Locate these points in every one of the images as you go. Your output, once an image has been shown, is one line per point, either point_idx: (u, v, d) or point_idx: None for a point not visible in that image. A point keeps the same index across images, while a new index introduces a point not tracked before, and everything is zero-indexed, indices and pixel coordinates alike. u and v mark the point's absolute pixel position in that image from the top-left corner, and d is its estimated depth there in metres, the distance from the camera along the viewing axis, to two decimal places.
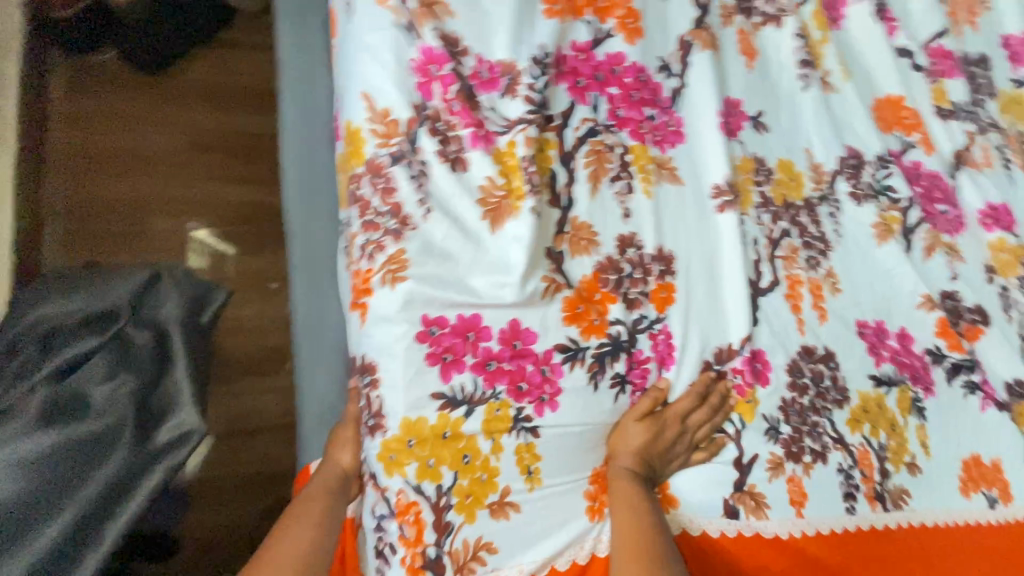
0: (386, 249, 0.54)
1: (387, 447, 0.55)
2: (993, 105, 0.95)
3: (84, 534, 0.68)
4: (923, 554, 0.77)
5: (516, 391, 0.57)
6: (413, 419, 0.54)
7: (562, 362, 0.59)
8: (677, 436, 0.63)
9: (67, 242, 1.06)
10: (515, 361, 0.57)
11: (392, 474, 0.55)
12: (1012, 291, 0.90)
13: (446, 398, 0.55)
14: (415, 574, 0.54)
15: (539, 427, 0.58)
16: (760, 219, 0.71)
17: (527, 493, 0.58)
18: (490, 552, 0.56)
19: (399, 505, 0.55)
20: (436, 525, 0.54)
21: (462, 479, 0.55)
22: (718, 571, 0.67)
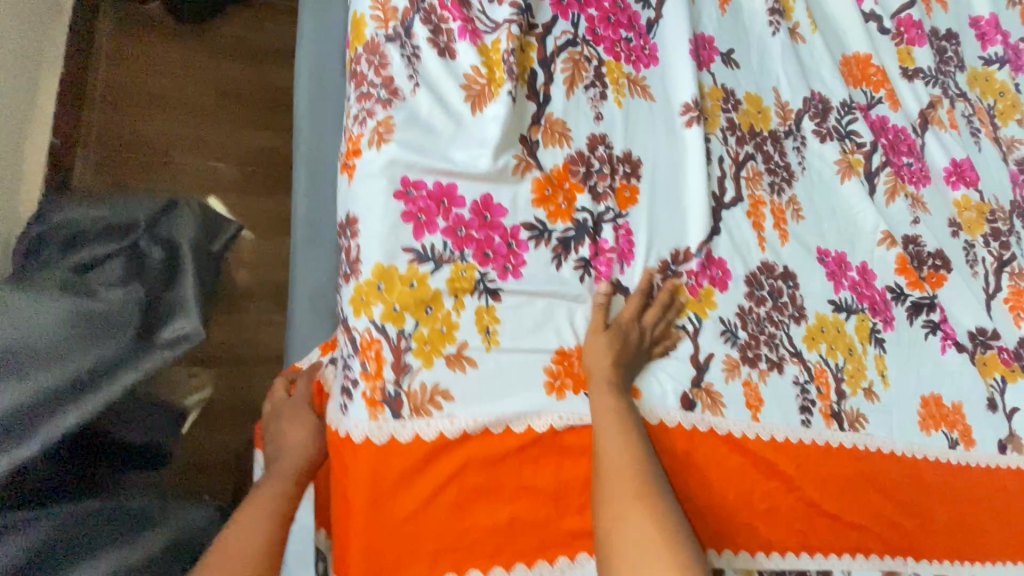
0: (376, 115, 0.61)
1: (358, 290, 0.59)
2: (961, 77, 1.01)
3: (61, 399, 0.70)
4: (880, 479, 0.80)
5: (482, 257, 0.63)
6: (386, 267, 0.59)
7: (528, 239, 0.65)
8: (638, 337, 0.67)
9: (98, 167, 1.14)
10: (484, 230, 0.63)
11: (359, 315, 0.59)
12: (976, 247, 0.95)
13: (416, 253, 0.60)
14: (374, 406, 0.58)
15: (500, 292, 0.63)
16: (726, 141, 0.77)
17: (485, 351, 0.62)
18: (445, 399, 0.60)
19: (362, 343, 0.59)
20: (395, 364, 0.59)
21: (423, 328, 0.60)
22: (675, 466, 0.69)
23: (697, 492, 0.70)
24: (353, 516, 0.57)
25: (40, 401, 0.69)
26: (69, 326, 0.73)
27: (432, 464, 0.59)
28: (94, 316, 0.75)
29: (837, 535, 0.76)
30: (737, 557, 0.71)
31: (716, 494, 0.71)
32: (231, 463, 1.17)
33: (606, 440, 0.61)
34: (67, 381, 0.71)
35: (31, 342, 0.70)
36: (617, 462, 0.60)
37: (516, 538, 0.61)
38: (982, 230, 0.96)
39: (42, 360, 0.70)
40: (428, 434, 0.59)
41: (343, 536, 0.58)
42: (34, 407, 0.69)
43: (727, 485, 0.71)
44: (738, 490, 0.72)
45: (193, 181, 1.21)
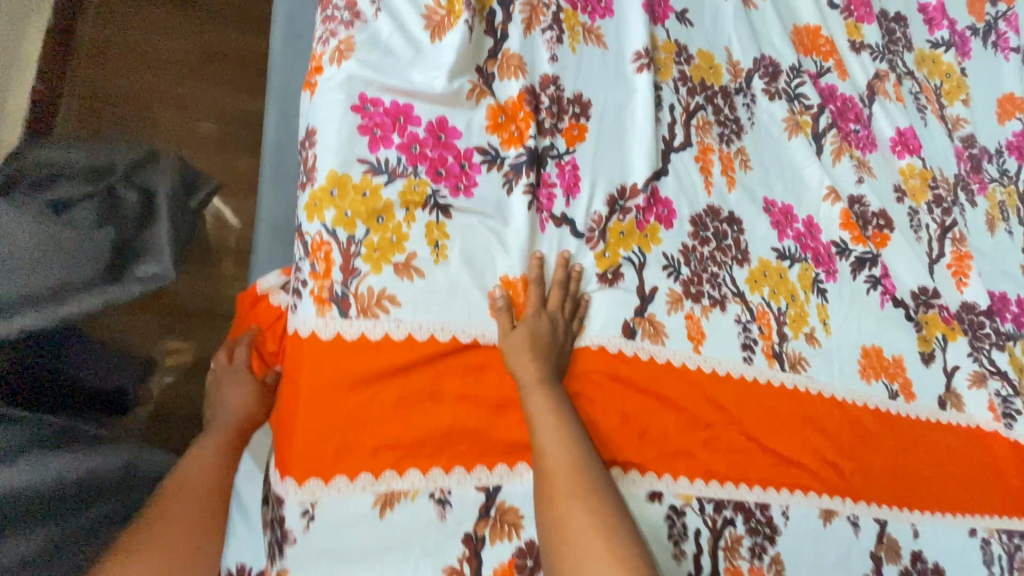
0: (338, 35, 0.64)
1: (312, 196, 0.61)
2: (909, 57, 1.07)
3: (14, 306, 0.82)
4: (819, 420, 0.82)
5: (435, 175, 0.65)
6: (340, 175, 0.60)
7: (481, 163, 0.68)
8: (550, 326, 0.66)
9: (80, 117, 1.18)
10: (437, 150, 0.65)
11: (311, 220, 0.61)
12: (920, 213, 0.99)
13: (370, 166, 0.62)
14: (321, 304, 0.59)
15: (450, 210, 0.65)
16: (677, 90, 0.81)
17: (433, 263, 0.64)
18: (393, 304, 0.61)
19: (313, 245, 0.60)
20: (344, 267, 0.60)
21: (374, 236, 0.61)
22: (619, 389, 0.71)
23: (639, 417, 0.71)
24: (295, 410, 0.58)
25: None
26: (41, 253, 0.85)
27: (375, 365, 0.60)
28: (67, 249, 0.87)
29: (776, 471, 0.78)
30: (676, 483, 0.71)
31: (658, 420, 0.72)
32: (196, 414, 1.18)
33: (544, 441, 0.61)
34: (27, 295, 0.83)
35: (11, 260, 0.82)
36: (562, 470, 0.60)
37: (457, 442, 0.62)
38: (926, 198, 1.00)
39: (7, 277, 0.82)
40: (375, 334, 0.60)
41: (285, 431, 0.59)
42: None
43: (669, 412, 0.73)
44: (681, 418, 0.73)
45: (174, 137, 1.24)
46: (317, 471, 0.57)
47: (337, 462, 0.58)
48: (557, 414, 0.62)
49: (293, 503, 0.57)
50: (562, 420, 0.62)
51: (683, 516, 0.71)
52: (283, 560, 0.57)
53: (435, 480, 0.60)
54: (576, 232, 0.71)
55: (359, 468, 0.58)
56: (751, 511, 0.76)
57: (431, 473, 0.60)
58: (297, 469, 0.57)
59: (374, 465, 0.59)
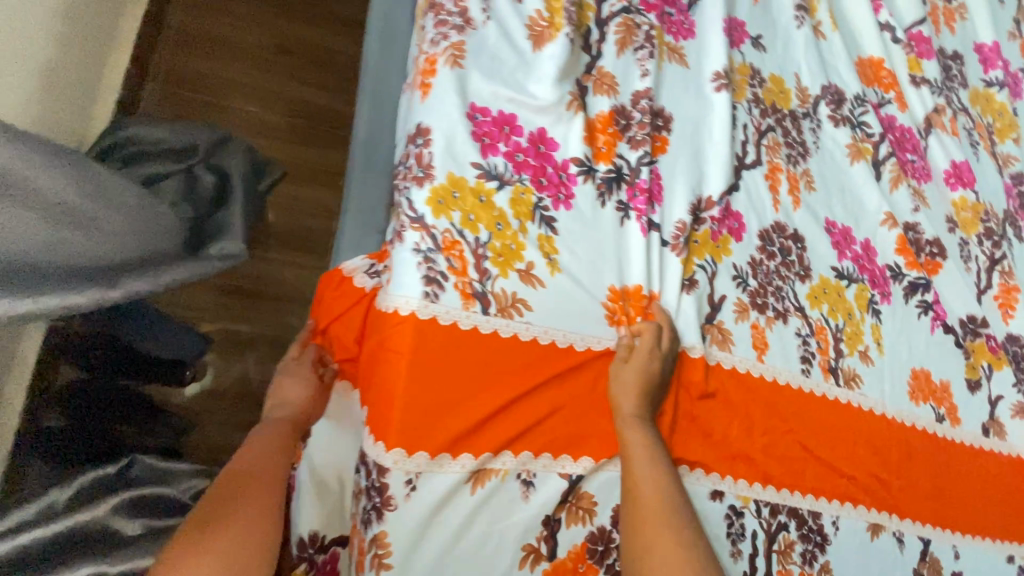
0: (450, 39, 0.69)
1: (436, 193, 0.66)
2: (964, 94, 1.11)
3: (120, 271, 0.70)
4: (870, 436, 0.85)
5: (538, 184, 0.70)
6: (458, 177, 0.67)
7: (577, 174, 0.72)
8: (660, 370, 0.69)
9: (161, 99, 1.24)
10: (539, 160, 0.71)
11: (440, 218, 0.66)
12: (970, 245, 1.02)
13: (483, 170, 0.68)
14: (466, 299, 0.65)
15: (556, 223, 0.71)
16: (751, 111, 0.85)
17: (550, 275, 0.69)
18: (524, 307, 0.67)
19: (445, 242, 0.66)
20: (476, 266, 0.66)
21: (495, 241, 0.68)
22: (694, 395, 0.74)
23: (705, 420, 0.75)
24: (399, 385, 0.61)
25: (92, 270, 0.67)
26: (148, 220, 0.76)
27: (484, 354, 0.65)
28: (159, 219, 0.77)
29: (829, 482, 0.81)
30: (736, 485, 0.74)
31: (722, 424, 0.75)
32: (249, 394, 1.22)
33: (635, 468, 0.65)
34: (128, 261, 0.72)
35: (118, 222, 0.71)
36: (647, 497, 0.63)
37: (549, 431, 0.67)
38: (977, 230, 1.03)
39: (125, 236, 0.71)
40: (486, 328, 0.65)
41: (384, 401, 0.61)
42: (84, 273, 0.66)
43: (733, 417, 0.76)
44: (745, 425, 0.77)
45: (245, 125, 1.29)
46: (419, 442, 0.61)
47: (438, 437, 0.62)
48: (648, 444, 0.66)
49: (398, 472, 0.60)
50: (652, 449, 0.66)
51: (741, 517, 0.74)
52: (380, 525, 0.59)
53: (523, 462, 0.65)
54: (663, 240, 0.75)
55: (462, 447, 0.62)
56: (804, 518, 0.78)
57: (520, 455, 0.65)
58: (391, 435, 0.60)
59: (473, 444, 0.63)
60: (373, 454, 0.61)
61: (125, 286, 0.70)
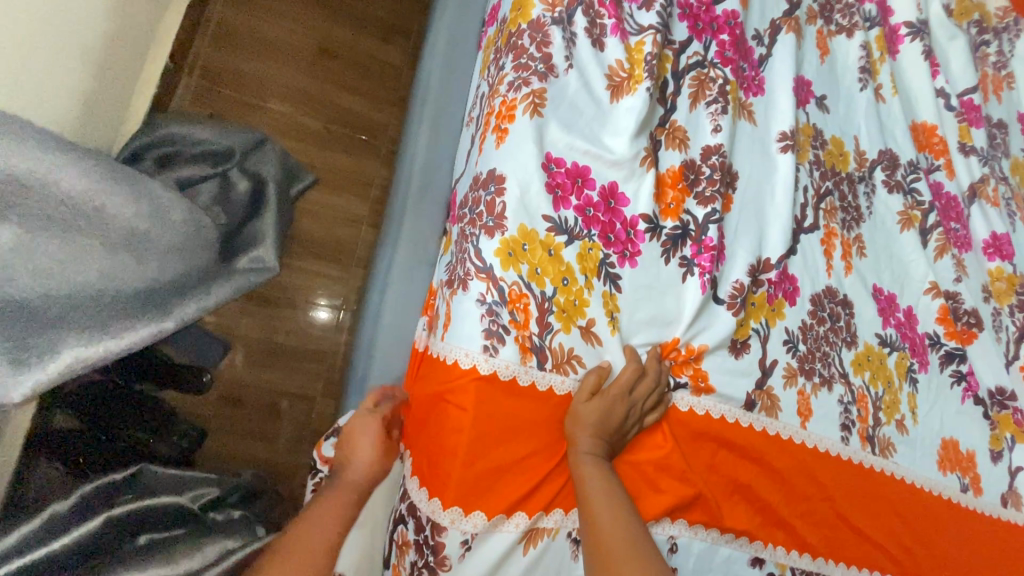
0: (531, 85, 0.67)
1: (506, 244, 0.64)
2: (1005, 163, 1.12)
3: (164, 296, 0.65)
4: (902, 506, 0.85)
5: (605, 240, 0.69)
6: (529, 229, 0.65)
7: (645, 231, 0.71)
8: (623, 413, 0.65)
9: (197, 94, 1.20)
10: (608, 215, 0.69)
11: (507, 269, 0.64)
12: (1002, 315, 1.04)
13: (554, 223, 0.66)
14: (524, 353, 0.63)
15: (620, 281, 0.69)
16: (811, 173, 0.85)
17: (610, 334, 0.67)
18: (579, 365, 0.66)
19: (511, 295, 0.63)
20: (539, 319, 0.64)
21: (560, 296, 0.65)
22: (733, 457, 0.74)
23: (744, 484, 0.74)
24: (458, 441, 0.61)
25: (134, 299, 0.62)
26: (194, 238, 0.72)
27: (527, 411, 0.63)
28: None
29: (859, 550, 0.81)
30: (773, 550, 0.75)
31: (761, 488, 0.75)
32: (266, 405, 1.20)
33: (594, 509, 0.62)
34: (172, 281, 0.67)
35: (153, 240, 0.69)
36: (612, 533, 0.61)
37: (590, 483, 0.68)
38: (1009, 301, 1.05)
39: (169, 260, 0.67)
40: (542, 385, 0.64)
41: (446, 458, 0.61)
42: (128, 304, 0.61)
43: (773, 482, 0.75)
44: (722, 475, 0.73)
45: (280, 127, 1.26)
46: (474, 501, 0.61)
47: (490, 496, 0.61)
48: (609, 485, 0.63)
49: (455, 532, 0.60)
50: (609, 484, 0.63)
51: None
52: None
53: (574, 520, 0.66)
54: (719, 302, 0.74)
55: (516, 507, 0.62)
56: None
57: (570, 513, 0.66)
58: (449, 494, 0.60)
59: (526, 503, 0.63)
60: (431, 513, 0.61)
61: (171, 313, 0.65)
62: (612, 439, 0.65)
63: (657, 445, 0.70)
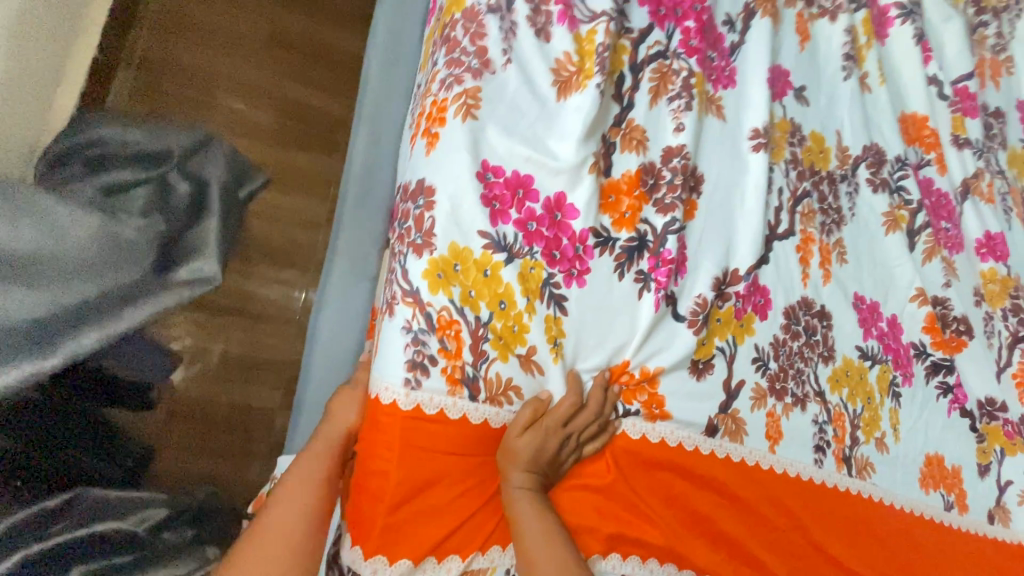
0: (464, 83, 0.60)
1: (434, 265, 0.57)
2: (1002, 155, 1.04)
3: (59, 328, 0.64)
4: (880, 529, 0.79)
5: (550, 257, 0.62)
6: (461, 248, 0.58)
7: (595, 246, 0.64)
8: (558, 445, 0.61)
9: (135, 89, 1.11)
10: (553, 229, 0.62)
11: (436, 293, 0.57)
12: (994, 319, 0.97)
13: (491, 240, 0.59)
14: (453, 385, 0.57)
15: (566, 302, 0.63)
16: (788, 173, 0.78)
17: (552, 362, 0.61)
18: (517, 396, 0.60)
19: (440, 321, 0.57)
20: (472, 348, 0.58)
21: (496, 321, 0.59)
22: (692, 488, 0.68)
23: (706, 517, 0.68)
24: (382, 485, 0.55)
25: (17, 334, 0.62)
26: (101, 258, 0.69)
27: (456, 448, 0.58)
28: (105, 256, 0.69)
29: None
30: None
31: (724, 519, 0.69)
32: (222, 418, 1.14)
33: (531, 550, 0.58)
34: (69, 309, 0.65)
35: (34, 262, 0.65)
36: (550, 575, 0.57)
37: None
38: (1002, 304, 0.98)
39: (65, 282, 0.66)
40: (475, 418, 0.58)
41: (369, 502, 0.56)
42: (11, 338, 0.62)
43: (737, 512, 0.70)
44: (678, 507, 0.67)
45: (230, 124, 1.18)
46: (401, 549, 0.55)
47: (419, 542, 0.56)
48: (547, 523, 0.59)
49: None
50: (547, 521, 0.59)
51: None
52: None
53: (511, 557, 0.60)
54: (678, 318, 0.68)
55: (448, 551, 0.57)
56: None
57: (508, 549, 0.60)
58: (371, 542, 0.54)
59: (459, 544, 0.58)
60: (352, 561, 0.55)
61: (60, 347, 0.64)
62: (547, 472, 0.61)
63: (601, 476, 0.65)
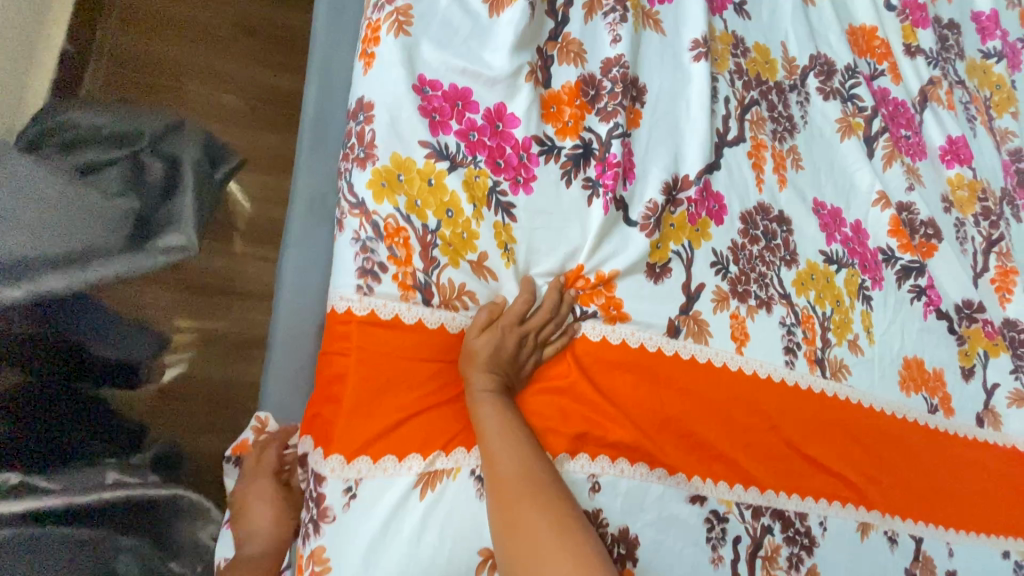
0: (394, 3, 0.62)
1: (377, 175, 0.58)
2: (962, 66, 1.04)
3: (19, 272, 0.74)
4: (858, 430, 0.79)
5: (494, 166, 0.63)
6: (403, 158, 0.60)
7: (539, 154, 0.65)
8: (515, 344, 0.61)
9: (106, 80, 1.15)
10: (496, 139, 0.64)
11: (381, 201, 0.58)
12: (966, 225, 0.96)
13: (433, 149, 0.60)
14: (405, 291, 0.58)
15: (514, 210, 0.64)
16: (732, 83, 0.79)
17: (504, 267, 0.63)
18: (471, 301, 0.61)
19: (388, 229, 0.58)
20: (423, 254, 0.59)
21: (445, 229, 0.60)
22: (660, 388, 0.68)
23: (675, 417, 0.69)
24: (340, 388, 0.57)
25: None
26: (75, 218, 0.78)
27: (413, 353, 0.59)
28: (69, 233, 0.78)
29: (813, 480, 0.75)
30: (715, 487, 0.69)
31: (694, 419, 0.70)
32: (213, 396, 1.16)
33: (490, 445, 0.58)
34: (41, 257, 0.75)
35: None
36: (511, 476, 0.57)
37: None
38: (973, 210, 0.98)
39: (44, 239, 0.75)
40: (431, 323, 0.59)
41: (330, 405, 0.57)
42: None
43: (707, 411, 0.70)
44: (646, 406, 0.67)
45: (201, 109, 1.21)
46: (360, 449, 0.56)
47: (380, 442, 0.57)
48: (507, 422, 0.59)
49: (336, 480, 0.55)
50: (507, 423, 0.59)
51: (723, 522, 0.69)
52: (317, 540, 0.55)
53: (477, 458, 0.60)
54: (629, 222, 0.68)
55: (411, 451, 0.58)
56: (790, 520, 0.73)
57: (474, 452, 0.60)
58: (333, 442, 0.56)
59: (422, 447, 0.58)
60: (315, 464, 0.57)
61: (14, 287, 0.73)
62: (509, 373, 0.62)
63: (564, 377, 0.65)
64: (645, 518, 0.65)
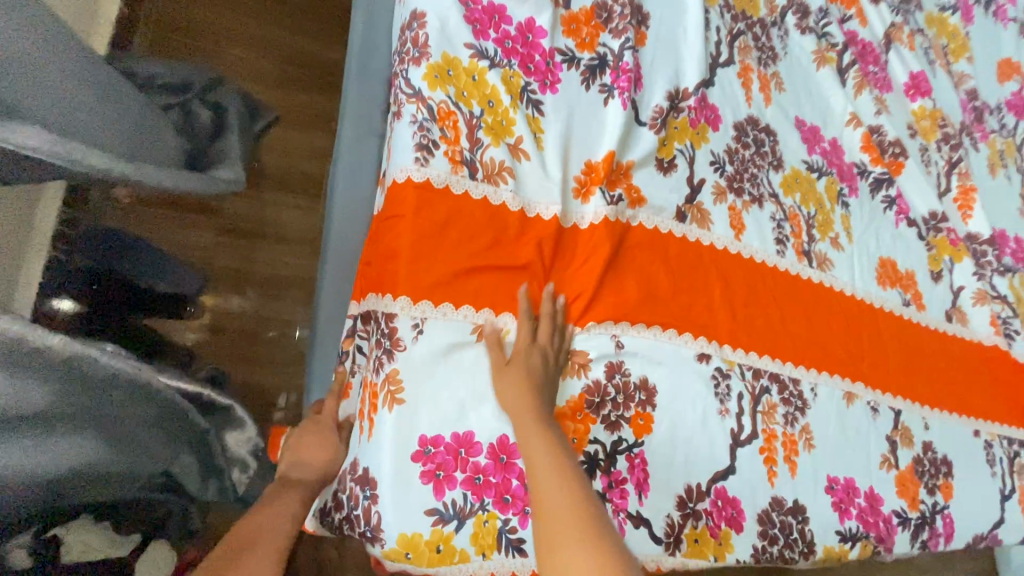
0: None
1: (431, 69, 0.70)
2: (920, 16, 1.19)
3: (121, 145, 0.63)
4: (842, 314, 0.91)
5: (526, 69, 0.75)
6: (451, 57, 0.71)
7: (562, 62, 0.77)
8: (541, 355, 0.67)
9: (153, 41, 1.26)
10: (526, 48, 0.75)
11: (434, 90, 0.70)
12: (930, 150, 1.09)
13: (476, 50, 0.72)
14: (454, 164, 0.69)
15: (543, 106, 0.75)
16: (722, 15, 0.91)
17: (537, 151, 0.74)
18: (510, 177, 0.72)
19: (440, 113, 0.69)
20: (469, 135, 0.70)
21: (487, 117, 0.72)
22: (672, 262, 0.79)
23: (685, 289, 0.79)
24: (402, 244, 0.67)
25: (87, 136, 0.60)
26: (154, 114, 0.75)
27: (464, 217, 0.69)
28: (139, 131, 0.67)
29: (805, 352, 0.86)
30: (721, 350, 0.80)
31: (701, 291, 0.81)
32: (251, 330, 1.25)
33: (538, 470, 0.56)
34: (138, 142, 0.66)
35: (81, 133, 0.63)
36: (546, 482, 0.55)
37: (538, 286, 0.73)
38: (935, 137, 1.11)
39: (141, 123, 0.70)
40: (476, 194, 0.70)
41: (392, 260, 0.68)
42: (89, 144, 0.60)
43: (712, 286, 0.81)
44: (667, 282, 0.79)
45: (237, 69, 1.32)
46: (421, 294, 0.66)
47: (438, 289, 0.67)
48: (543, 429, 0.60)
49: (405, 318, 0.66)
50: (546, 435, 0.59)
51: (728, 380, 0.79)
52: (392, 364, 0.65)
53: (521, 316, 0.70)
54: (640, 122, 0.80)
55: (463, 300, 0.68)
56: (785, 384, 0.84)
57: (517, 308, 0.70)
58: (399, 287, 0.66)
59: (473, 298, 0.68)
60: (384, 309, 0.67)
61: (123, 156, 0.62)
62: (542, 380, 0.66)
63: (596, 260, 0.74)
64: (661, 372, 0.75)
